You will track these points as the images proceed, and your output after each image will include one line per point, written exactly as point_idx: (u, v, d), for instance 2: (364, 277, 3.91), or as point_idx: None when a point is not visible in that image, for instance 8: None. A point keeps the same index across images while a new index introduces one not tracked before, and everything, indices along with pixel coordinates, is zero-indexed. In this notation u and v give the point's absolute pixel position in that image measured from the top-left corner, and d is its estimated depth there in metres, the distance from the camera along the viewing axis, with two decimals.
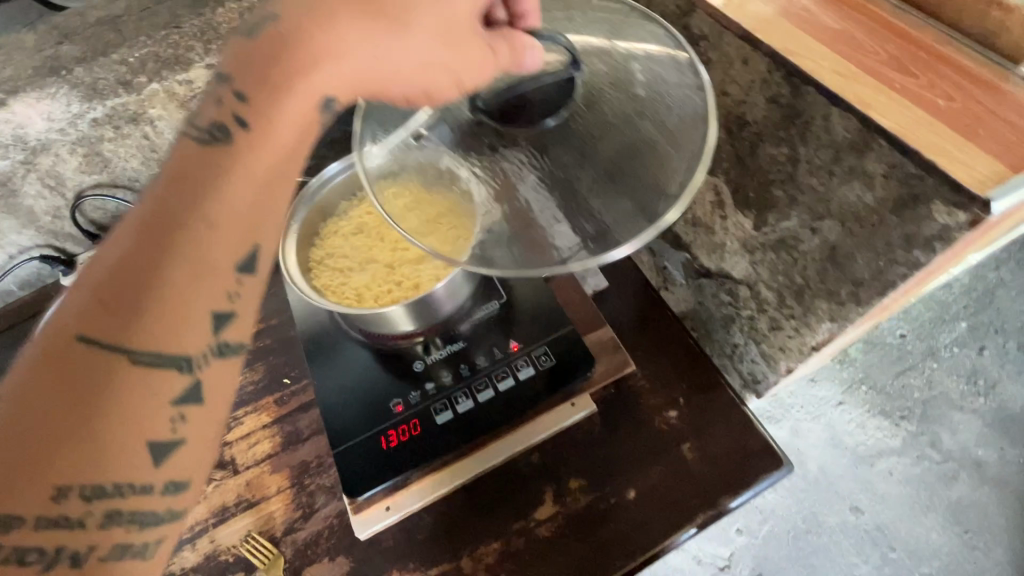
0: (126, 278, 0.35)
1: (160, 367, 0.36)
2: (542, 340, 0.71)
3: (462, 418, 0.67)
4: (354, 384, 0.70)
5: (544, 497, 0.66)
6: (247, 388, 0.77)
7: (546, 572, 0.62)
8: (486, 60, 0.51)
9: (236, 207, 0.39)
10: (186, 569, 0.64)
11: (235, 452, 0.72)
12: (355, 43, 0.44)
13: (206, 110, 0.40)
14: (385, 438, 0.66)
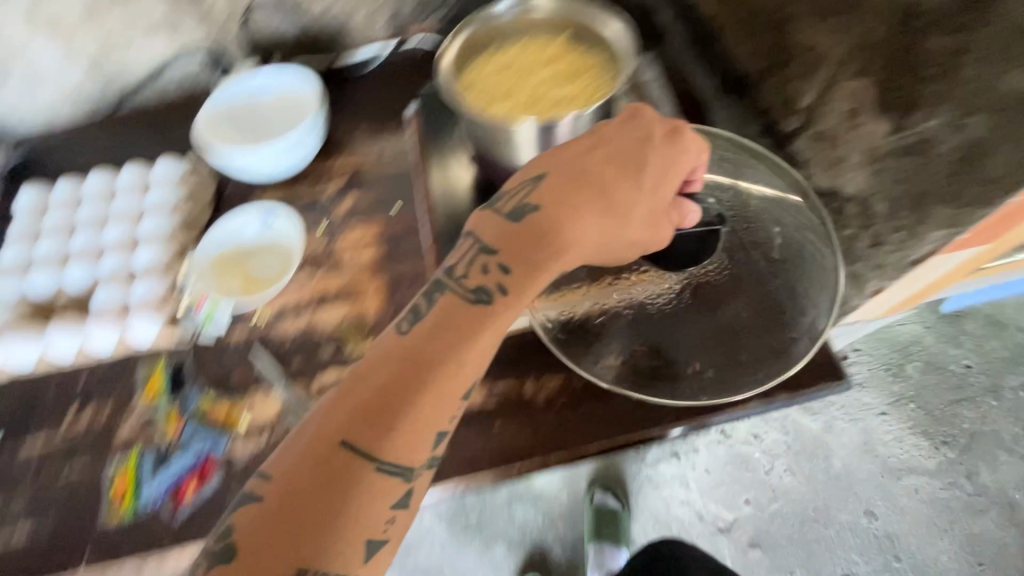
0: (391, 396, 0.45)
1: (394, 475, 0.44)
2: None
3: None
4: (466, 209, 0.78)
5: (608, 352, 0.71)
6: (361, 207, 0.87)
7: (598, 412, 0.69)
8: (663, 234, 0.56)
9: (475, 356, 0.48)
10: (290, 333, 0.77)
11: (343, 254, 0.82)
12: (593, 231, 0.51)
13: (471, 274, 0.50)
14: None
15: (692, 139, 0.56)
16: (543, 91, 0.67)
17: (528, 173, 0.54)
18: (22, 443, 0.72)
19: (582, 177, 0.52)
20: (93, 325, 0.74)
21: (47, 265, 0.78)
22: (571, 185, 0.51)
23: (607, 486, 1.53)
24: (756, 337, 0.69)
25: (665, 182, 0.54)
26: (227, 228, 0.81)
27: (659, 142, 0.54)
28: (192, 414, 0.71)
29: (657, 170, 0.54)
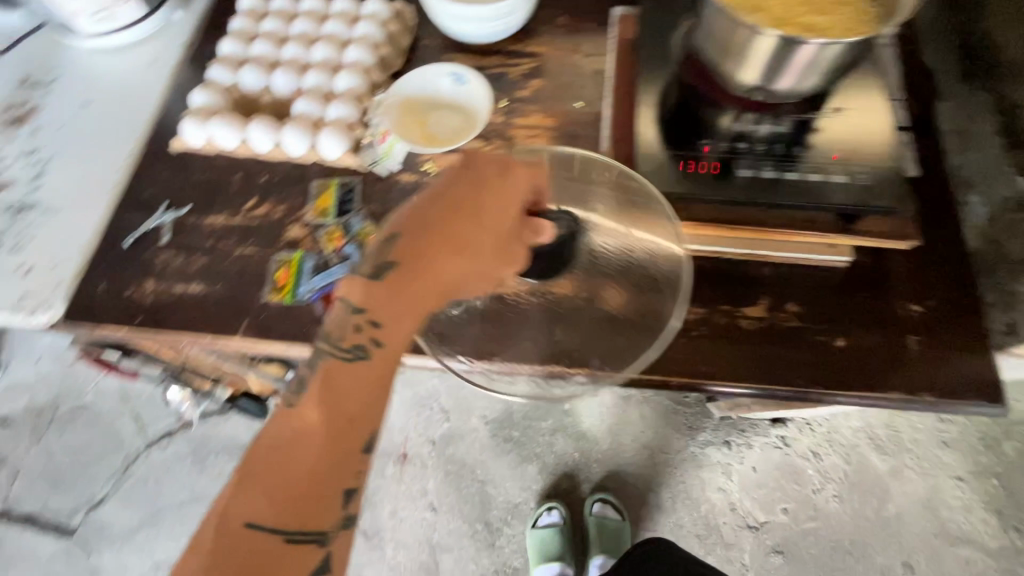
0: (277, 474, 0.43)
1: (301, 546, 0.43)
2: (861, 165, 0.68)
3: (757, 181, 0.69)
4: (671, 113, 0.75)
5: (757, 301, 0.70)
6: (543, 93, 0.86)
7: (730, 353, 0.68)
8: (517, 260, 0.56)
9: (367, 384, 0.48)
10: None
11: (516, 133, 0.83)
12: (454, 277, 0.51)
13: (343, 329, 0.48)
14: (683, 162, 0.71)
15: (523, 173, 0.54)
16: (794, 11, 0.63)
17: (380, 233, 0.50)
18: (204, 215, 0.80)
19: (427, 220, 0.50)
20: (288, 129, 0.78)
21: (257, 64, 0.83)
22: (425, 225, 0.50)
23: (606, 498, 1.52)
24: (913, 339, 0.68)
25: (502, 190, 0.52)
26: (422, 77, 0.83)
27: (496, 171, 0.53)
28: (354, 235, 0.76)
29: (495, 194, 0.52)
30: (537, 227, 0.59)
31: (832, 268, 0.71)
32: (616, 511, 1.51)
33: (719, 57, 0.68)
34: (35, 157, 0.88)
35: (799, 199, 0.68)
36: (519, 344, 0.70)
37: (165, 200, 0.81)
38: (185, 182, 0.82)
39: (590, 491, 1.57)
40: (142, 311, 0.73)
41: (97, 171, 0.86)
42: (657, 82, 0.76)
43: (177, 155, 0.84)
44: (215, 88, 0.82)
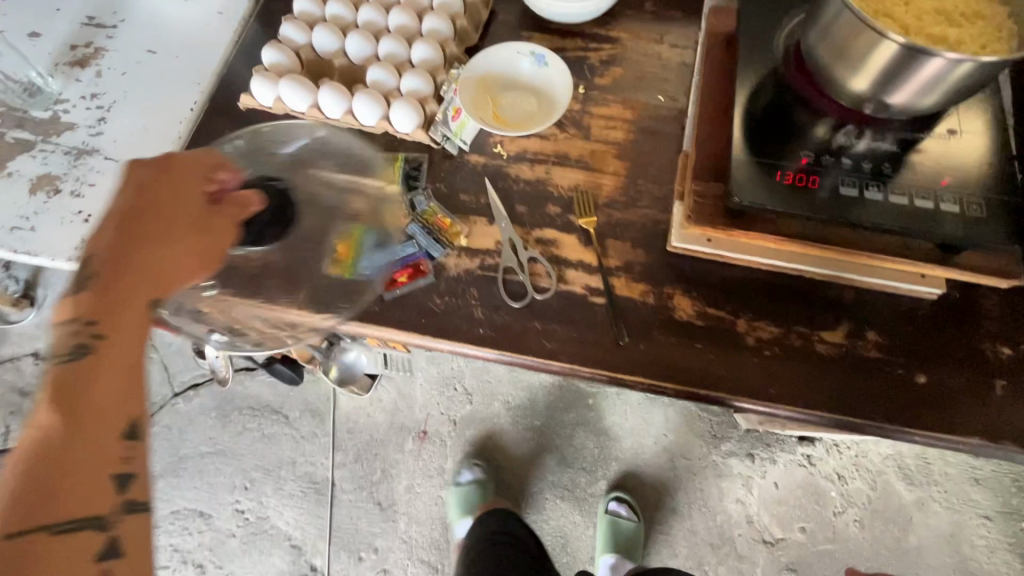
0: (36, 475, 0.41)
1: (79, 526, 0.41)
2: (975, 195, 0.63)
3: (864, 203, 0.63)
4: (768, 117, 0.68)
5: (836, 327, 0.67)
6: (623, 83, 0.82)
7: (803, 377, 0.65)
8: (216, 247, 0.55)
9: (117, 376, 0.47)
10: (521, 177, 0.77)
11: (592, 123, 0.79)
12: (175, 265, 0.52)
13: (54, 340, 0.46)
14: (783, 173, 0.64)
15: (207, 157, 0.57)
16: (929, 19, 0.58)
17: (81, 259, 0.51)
18: None
19: (134, 214, 0.52)
20: (360, 97, 0.75)
21: (331, 26, 0.79)
22: (132, 283, 0.50)
23: (622, 497, 1.50)
24: (1000, 383, 0.64)
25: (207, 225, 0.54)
26: (503, 55, 0.80)
27: (194, 174, 0.56)
28: (419, 215, 0.74)
29: (171, 182, 0.54)
30: (244, 200, 0.57)
31: (918, 298, 0.67)
32: (632, 511, 1.49)
33: (835, 62, 0.63)
34: (98, 101, 0.86)
35: (910, 222, 0.62)
36: (582, 345, 0.67)
37: None
38: None
39: (605, 489, 1.55)
40: None
41: (159, 121, 0.84)
42: (755, 82, 0.71)
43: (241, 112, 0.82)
44: (285, 46, 0.79)
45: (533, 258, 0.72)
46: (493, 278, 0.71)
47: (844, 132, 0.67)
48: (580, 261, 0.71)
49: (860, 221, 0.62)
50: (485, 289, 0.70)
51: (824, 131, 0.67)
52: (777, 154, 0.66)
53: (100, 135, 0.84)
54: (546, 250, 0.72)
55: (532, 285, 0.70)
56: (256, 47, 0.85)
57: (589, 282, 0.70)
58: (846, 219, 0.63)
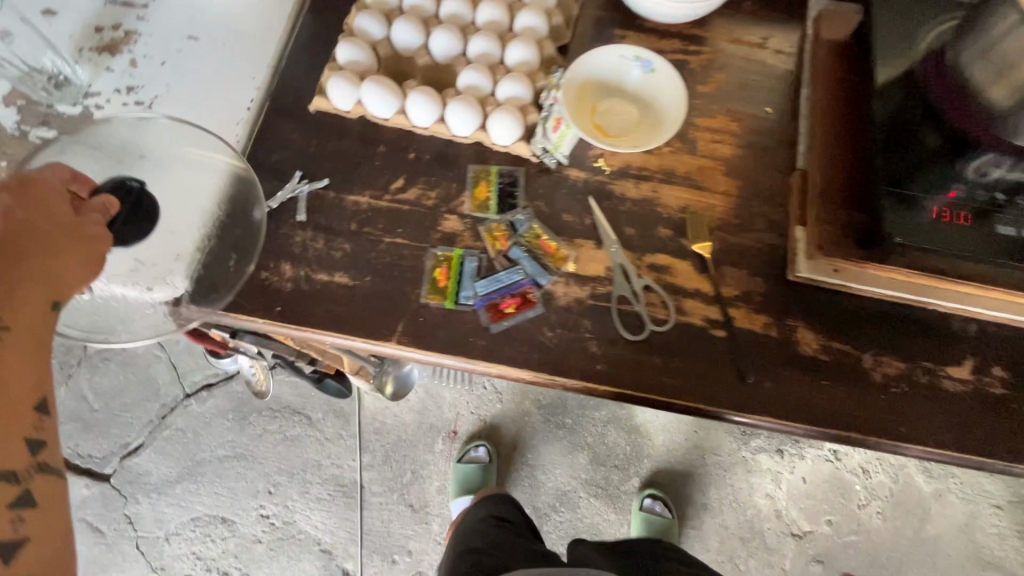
0: None
1: None
2: None
3: (1016, 242, 0.60)
4: (905, 143, 0.64)
5: (962, 362, 0.65)
6: (728, 91, 0.76)
7: (931, 415, 0.64)
8: (90, 249, 0.49)
9: (20, 350, 0.40)
10: (625, 195, 0.71)
11: (697, 136, 0.74)
12: (64, 272, 0.46)
13: None
14: (933, 210, 0.60)
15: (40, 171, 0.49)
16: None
17: None
18: (345, 192, 0.70)
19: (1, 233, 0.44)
20: (454, 107, 0.67)
21: (413, 19, 0.70)
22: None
23: (656, 493, 1.50)
24: None
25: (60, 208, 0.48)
26: (604, 59, 0.73)
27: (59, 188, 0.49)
28: (521, 237, 0.68)
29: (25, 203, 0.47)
30: (103, 204, 0.55)
31: None
32: (667, 508, 1.49)
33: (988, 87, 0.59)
34: (135, 96, 0.75)
35: None
36: (706, 383, 0.64)
37: (297, 169, 0.71)
38: (320, 150, 0.72)
39: (639, 487, 1.55)
40: (281, 299, 0.65)
41: (211, 122, 0.74)
42: (884, 101, 0.66)
43: (308, 115, 0.73)
44: (361, 41, 0.70)
45: (648, 287, 0.67)
46: (606, 308, 0.66)
47: (980, 160, 0.63)
48: (696, 290, 0.67)
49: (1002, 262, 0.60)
50: (598, 320, 0.66)
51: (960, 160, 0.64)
52: (917, 185, 0.62)
53: (141, 135, 0.72)
54: (660, 277, 0.68)
55: (649, 317, 0.66)
56: (321, 40, 0.76)
57: (707, 314, 0.66)
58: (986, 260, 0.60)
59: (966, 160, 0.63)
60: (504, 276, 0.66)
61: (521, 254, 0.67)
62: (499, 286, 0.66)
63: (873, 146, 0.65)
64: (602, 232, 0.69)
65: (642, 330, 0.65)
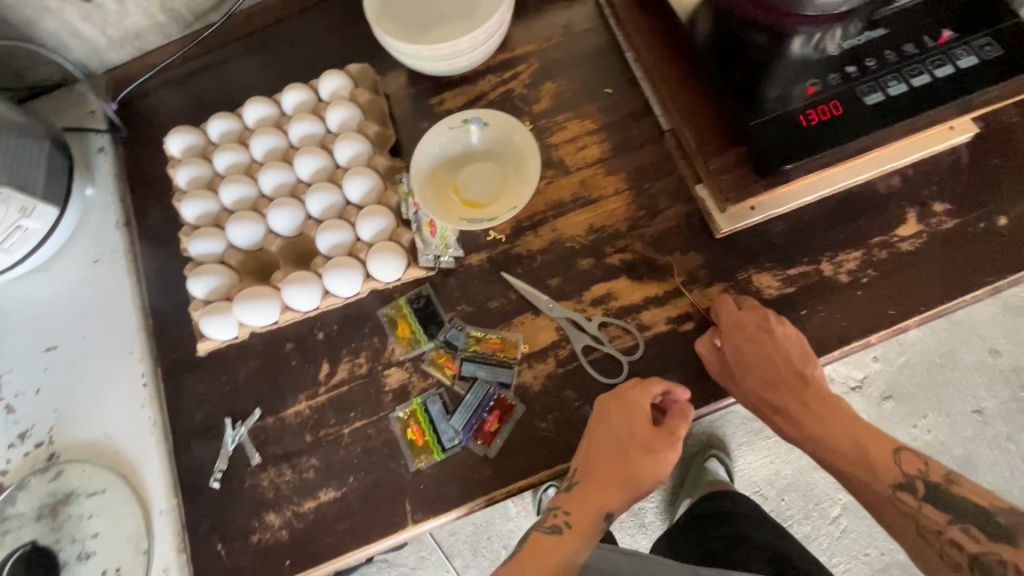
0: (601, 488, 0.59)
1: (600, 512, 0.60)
2: (981, 31, 0.56)
3: (897, 103, 0.55)
4: (739, 63, 0.62)
5: (906, 217, 0.65)
6: (564, 95, 0.74)
7: (910, 281, 0.63)
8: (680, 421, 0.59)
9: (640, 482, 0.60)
10: (533, 250, 0.68)
11: (562, 154, 0.72)
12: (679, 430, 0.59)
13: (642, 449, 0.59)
14: (804, 116, 0.57)
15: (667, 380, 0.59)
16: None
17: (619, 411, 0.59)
18: (281, 409, 0.66)
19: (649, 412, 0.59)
20: (329, 275, 0.64)
21: (244, 215, 0.66)
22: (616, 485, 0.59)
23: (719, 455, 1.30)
24: None
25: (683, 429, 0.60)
26: (437, 135, 0.69)
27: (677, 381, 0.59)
28: (463, 350, 0.65)
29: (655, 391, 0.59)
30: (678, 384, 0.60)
31: (950, 149, 0.66)
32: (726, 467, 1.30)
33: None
34: (32, 440, 0.70)
35: (948, 99, 0.55)
36: (706, 379, 0.62)
37: (225, 417, 0.66)
38: (234, 384, 0.67)
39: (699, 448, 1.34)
40: (285, 553, 0.61)
41: (119, 419, 0.69)
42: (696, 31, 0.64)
43: (205, 358, 0.69)
44: (211, 266, 0.66)
45: (602, 323, 0.65)
46: (578, 367, 0.64)
47: (822, 37, 0.60)
48: (645, 299, 0.65)
49: (895, 124, 0.55)
50: (578, 382, 0.63)
51: (805, 50, 0.60)
52: (774, 96, 0.59)
53: (60, 474, 0.67)
54: (608, 307, 0.65)
55: (619, 352, 0.64)
56: (179, 280, 0.72)
57: (667, 315, 0.64)
58: (875, 129, 0.56)
59: (800, 51, 0.60)
60: (469, 397, 0.63)
61: (473, 366, 0.64)
62: (470, 408, 0.63)
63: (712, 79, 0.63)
64: (531, 298, 0.66)
65: (622, 367, 0.63)
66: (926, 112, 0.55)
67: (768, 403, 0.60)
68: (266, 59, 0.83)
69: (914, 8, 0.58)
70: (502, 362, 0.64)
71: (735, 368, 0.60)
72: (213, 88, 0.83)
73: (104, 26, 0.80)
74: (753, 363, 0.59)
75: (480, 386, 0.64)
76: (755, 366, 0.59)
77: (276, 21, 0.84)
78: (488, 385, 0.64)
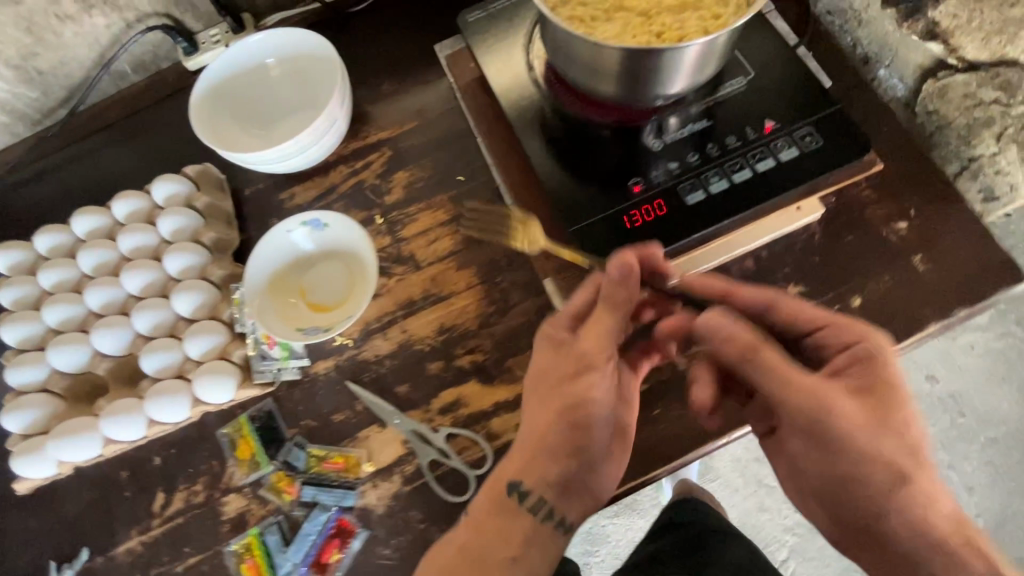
0: (539, 444, 0.50)
1: (533, 460, 0.50)
2: (804, 120, 0.55)
3: (717, 202, 0.53)
4: (571, 152, 0.58)
5: None
6: (416, 184, 0.71)
7: None
8: (619, 291, 0.49)
9: (557, 439, 0.50)
10: (381, 355, 0.65)
11: (413, 249, 0.68)
12: (607, 328, 0.50)
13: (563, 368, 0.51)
14: (627, 216, 0.54)
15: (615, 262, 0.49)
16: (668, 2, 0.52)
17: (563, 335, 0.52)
18: (112, 547, 0.61)
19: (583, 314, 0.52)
20: (152, 403, 0.59)
21: (64, 340, 0.62)
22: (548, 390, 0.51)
23: None
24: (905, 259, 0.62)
25: (619, 296, 0.49)
26: (276, 236, 0.65)
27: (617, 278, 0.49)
28: (304, 471, 0.61)
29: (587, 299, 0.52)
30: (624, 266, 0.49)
31: (804, 228, 0.64)
32: None
33: (596, 84, 0.53)
34: None
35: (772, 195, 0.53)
36: None
37: (50, 560, 0.61)
38: (62, 522, 0.62)
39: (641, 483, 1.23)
40: None
41: None
42: (527, 116, 0.61)
43: (30, 494, 0.63)
44: (30, 397, 0.61)
45: (450, 434, 0.61)
46: (424, 484, 0.60)
47: (646, 129, 0.58)
48: (496, 405, 0.62)
49: (717, 224, 0.53)
50: (424, 501, 0.59)
51: (629, 140, 0.57)
52: (599, 193, 0.56)
53: None
54: (457, 416, 0.62)
55: (466, 466, 0.60)
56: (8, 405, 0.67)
57: (517, 422, 0.61)
58: (699, 229, 0.53)
59: (628, 143, 0.57)
60: (307, 525, 0.59)
61: (312, 490, 0.60)
62: (307, 538, 0.59)
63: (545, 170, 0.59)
64: (376, 408, 0.62)
65: (469, 482, 0.59)
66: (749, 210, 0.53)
67: (858, 522, 0.46)
68: (114, 154, 0.79)
69: (735, 98, 0.57)
70: (344, 484, 0.60)
71: (829, 449, 0.45)
72: (60, 188, 0.78)
73: None
74: (838, 452, 0.45)
75: (319, 514, 0.59)
76: (837, 446, 0.45)
77: (127, 113, 0.80)
78: (328, 510, 0.60)
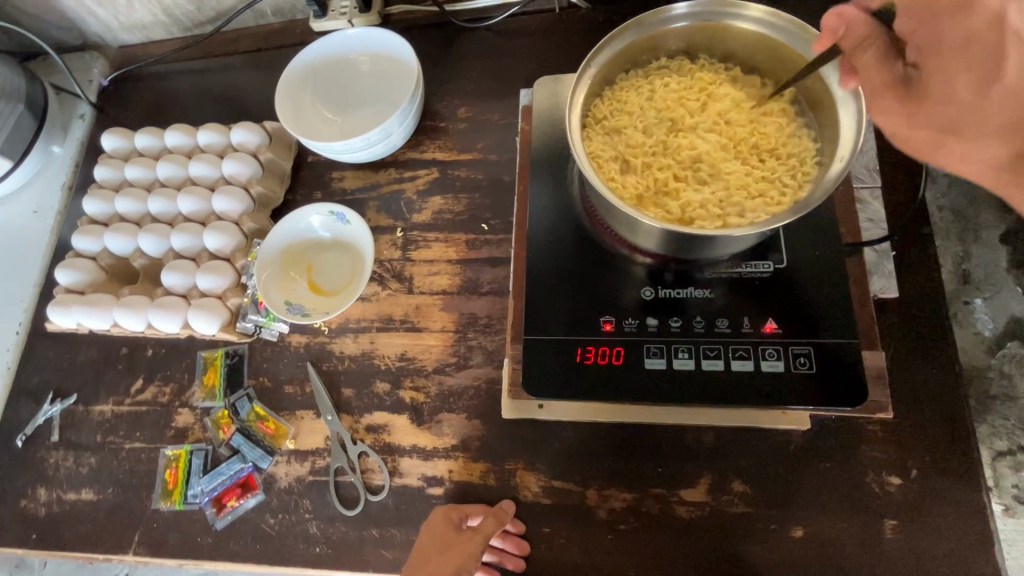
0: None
1: None
2: (807, 337, 0.54)
3: (675, 375, 0.55)
4: (576, 263, 0.62)
5: (699, 481, 0.58)
6: (446, 214, 0.73)
7: (664, 551, 0.57)
8: (491, 522, 0.58)
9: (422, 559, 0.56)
10: (345, 354, 0.70)
11: (415, 271, 0.71)
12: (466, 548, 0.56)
13: (447, 527, 0.59)
14: (583, 349, 0.57)
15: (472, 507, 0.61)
16: (713, 165, 0.54)
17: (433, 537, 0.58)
18: (91, 403, 0.74)
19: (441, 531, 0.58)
20: (155, 311, 0.70)
21: (120, 229, 0.74)
22: (424, 556, 0.57)
23: None
24: (876, 519, 0.54)
25: (489, 529, 0.58)
26: (295, 222, 0.72)
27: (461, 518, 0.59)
28: (244, 421, 0.69)
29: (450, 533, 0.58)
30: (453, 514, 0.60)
31: (784, 433, 0.58)
32: None
33: (633, 237, 0.57)
34: None
35: (731, 395, 0.54)
36: None
37: (51, 390, 0.75)
38: (69, 365, 0.76)
39: None
40: (35, 528, 0.69)
41: None
42: (557, 213, 0.64)
43: (59, 332, 0.78)
44: (82, 262, 0.75)
45: (363, 452, 0.65)
46: (325, 482, 0.65)
47: (650, 277, 0.59)
48: (413, 447, 0.65)
49: (665, 397, 0.55)
50: (317, 497, 0.65)
51: (627, 282, 0.60)
52: (576, 313, 0.59)
53: None
54: (377, 439, 0.65)
55: (364, 486, 0.64)
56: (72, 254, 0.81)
57: (422, 471, 0.63)
58: (643, 391, 0.55)
59: (630, 282, 0.59)
60: (225, 465, 0.68)
61: (241, 438, 0.68)
62: (222, 476, 0.67)
63: (545, 269, 0.62)
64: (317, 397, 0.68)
65: (359, 502, 0.64)
66: (700, 397, 0.54)
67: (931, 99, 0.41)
68: (229, 79, 0.88)
69: (754, 283, 0.57)
70: (266, 445, 0.67)
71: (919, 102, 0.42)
72: (180, 90, 0.89)
73: (115, 14, 0.89)
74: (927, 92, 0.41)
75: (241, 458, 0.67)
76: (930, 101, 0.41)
77: (255, 49, 0.89)
78: (245, 461, 0.67)
